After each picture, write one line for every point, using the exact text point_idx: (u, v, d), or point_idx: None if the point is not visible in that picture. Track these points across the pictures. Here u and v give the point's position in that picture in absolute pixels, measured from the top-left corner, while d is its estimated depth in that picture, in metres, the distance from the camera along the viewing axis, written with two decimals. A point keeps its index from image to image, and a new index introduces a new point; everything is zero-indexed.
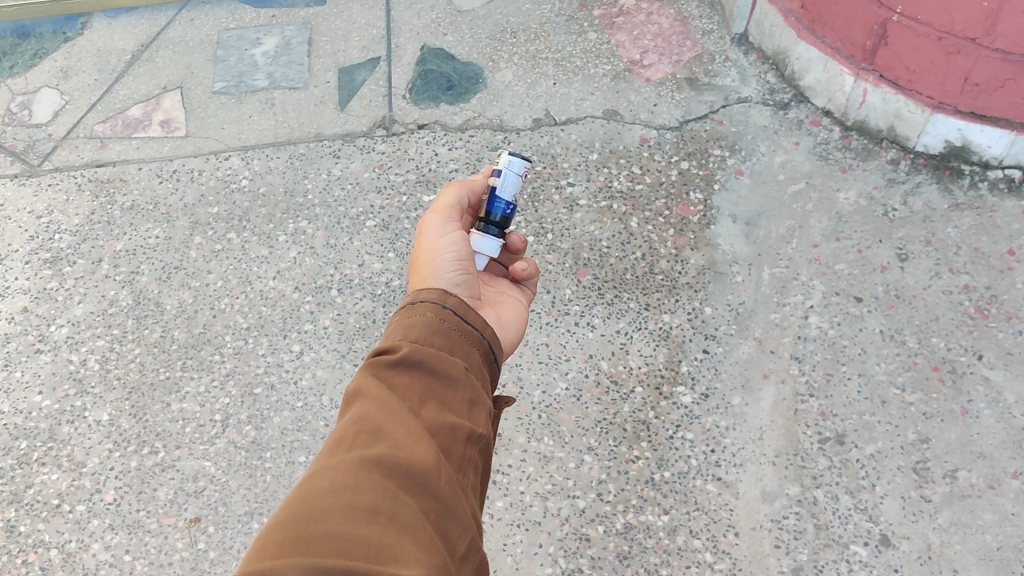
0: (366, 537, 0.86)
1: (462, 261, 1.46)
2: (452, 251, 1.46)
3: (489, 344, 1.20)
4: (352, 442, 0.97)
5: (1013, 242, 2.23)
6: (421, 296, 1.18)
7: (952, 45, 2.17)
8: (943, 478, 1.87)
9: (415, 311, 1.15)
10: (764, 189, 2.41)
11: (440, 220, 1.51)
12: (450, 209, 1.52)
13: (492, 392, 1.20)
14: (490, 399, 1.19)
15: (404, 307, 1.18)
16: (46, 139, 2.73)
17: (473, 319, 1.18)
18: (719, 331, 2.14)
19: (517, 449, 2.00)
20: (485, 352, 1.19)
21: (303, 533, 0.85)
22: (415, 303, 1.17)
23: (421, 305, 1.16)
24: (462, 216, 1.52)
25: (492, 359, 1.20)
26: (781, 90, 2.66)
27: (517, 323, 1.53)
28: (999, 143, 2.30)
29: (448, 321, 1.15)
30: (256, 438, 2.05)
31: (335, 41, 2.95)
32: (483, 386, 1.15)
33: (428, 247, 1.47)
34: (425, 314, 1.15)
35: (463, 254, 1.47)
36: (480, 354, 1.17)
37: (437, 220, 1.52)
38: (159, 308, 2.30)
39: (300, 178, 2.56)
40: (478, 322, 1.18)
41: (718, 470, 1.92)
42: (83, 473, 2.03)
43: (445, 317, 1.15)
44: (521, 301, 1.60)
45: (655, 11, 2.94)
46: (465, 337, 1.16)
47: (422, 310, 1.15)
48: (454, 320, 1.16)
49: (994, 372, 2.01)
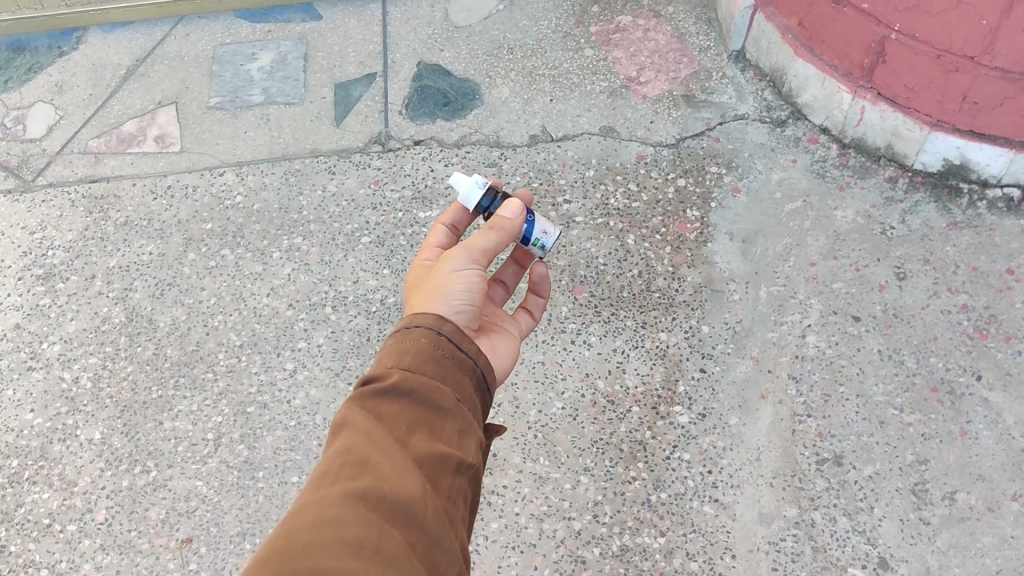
0: (351, 571, 0.84)
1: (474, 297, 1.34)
2: (471, 281, 1.33)
3: (483, 372, 1.17)
4: (337, 475, 0.95)
5: (1011, 261, 2.23)
6: (416, 323, 1.15)
7: (950, 63, 2.17)
8: (942, 501, 1.85)
9: (409, 338, 1.12)
10: (760, 207, 2.40)
11: (463, 247, 1.37)
12: (476, 241, 1.38)
13: (483, 420, 1.18)
14: (481, 426, 1.17)
15: (398, 332, 1.15)
16: (40, 154, 2.72)
17: (467, 346, 1.15)
18: (716, 349, 2.13)
19: (512, 470, 1.98)
20: (479, 380, 1.16)
21: (285, 568, 0.83)
22: (409, 328, 1.14)
23: (415, 331, 1.13)
24: (485, 251, 1.40)
25: (486, 388, 1.18)
26: (778, 107, 2.65)
27: (510, 352, 1.45)
28: (998, 161, 2.30)
29: (442, 349, 1.12)
30: (249, 458, 2.03)
31: (331, 57, 2.95)
32: (475, 416, 1.12)
33: (442, 274, 1.34)
34: (420, 340, 1.12)
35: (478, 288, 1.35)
36: (473, 383, 1.15)
37: (460, 245, 1.38)
38: (152, 325, 2.28)
39: (295, 194, 2.55)
40: (472, 350, 1.16)
41: (715, 491, 1.90)
42: (73, 492, 2.00)
43: (440, 344, 1.12)
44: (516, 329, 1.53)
45: (651, 27, 2.95)
46: (459, 365, 1.13)
47: (416, 337, 1.12)
48: (448, 348, 1.13)
49: (993, 394, 2.00)
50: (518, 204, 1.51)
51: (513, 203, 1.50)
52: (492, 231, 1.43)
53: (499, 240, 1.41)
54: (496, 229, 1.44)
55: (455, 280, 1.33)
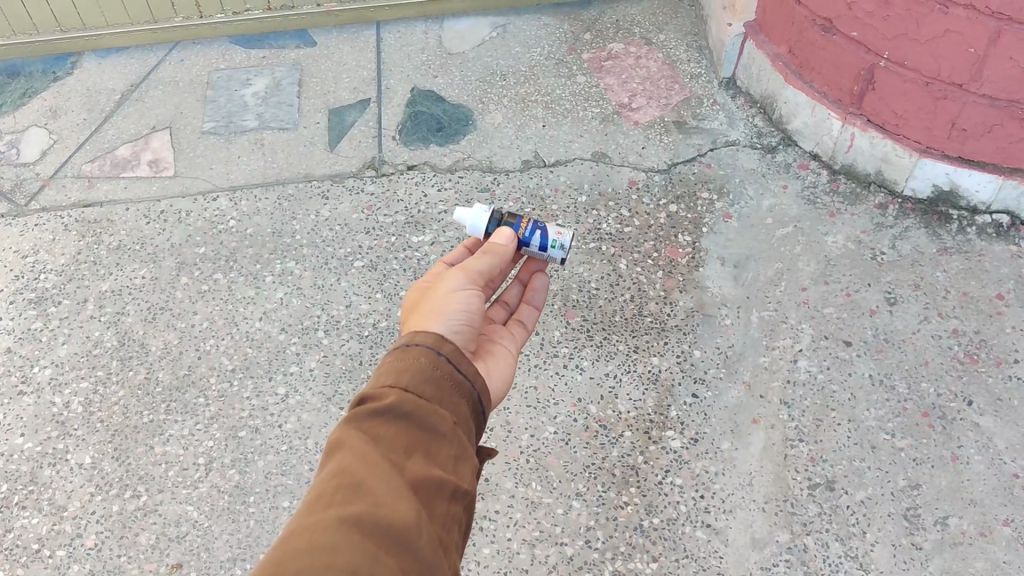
0: None
1: (473, 317, 1.35)
2: (468, 300, 1.35)
3: (479, 395, 1.17)
4: (330, 498, 0.95)
5: (1001, 287, 2.24)
6: (414, 342, 1.15)
7: (939, 91, 2.19)
8: (934, 526, 1.85)
9: (409, 356, 1.12)
10: (752, 232, 2.42)
11: (460, 270, 1.41)
12: (472, 264, 1.43)
13: (476, 443, 1.18)
14: (475, 448, 1.17)
15: (396, 350, 1.15)
16: (33, 179, 2.73)
17: (465, 368, 1.16)
18: (707, 374, 2.13)
19: (504, 495, 1.97)
20: (474, 403, 1.17)
21: None
22: (408, 347, 1.14)
23: (414, 351, 1.13)
24: (480, 274, 1.43)
25: (481, 411, 1.18)
26: (769, 134, 2.67)
27: (505, 376, 1.44)
28: (988, 188, 2.32)
29: (440, 370, 1.12)
30: (240, 483, 2.02)
31: (325, 83, 2.96)
32: (470, 439, 1.13)
33: (443, 289, 1.35)
34: (418, 360, 1.12)
35: (476, 308, 1.35)
36: (468, 405, 1.15)
37: (458, 269, 1.42)
38: (144, 349, 2.28)
39: (288, 219, 2.55)
40: (470, 372, 1.16)
41: (708, 517, 1.90)
42: (63, 517, 1.99)
43: (438, 365, 1.13)
44: (511, 351, 1.52)
45: (643, 55, 2.97)
46: (456, 387, 1.13)
47: (415, 355, 1.12)
48: (446, 369, 1.13)
49: (984, 419, 2.00)
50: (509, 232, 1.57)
51: (507, 232, 1.56)
52: (489, 255, 1.47)
53: (495, 262, 1.46)
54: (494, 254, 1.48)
55: (454, 293, 1.34)
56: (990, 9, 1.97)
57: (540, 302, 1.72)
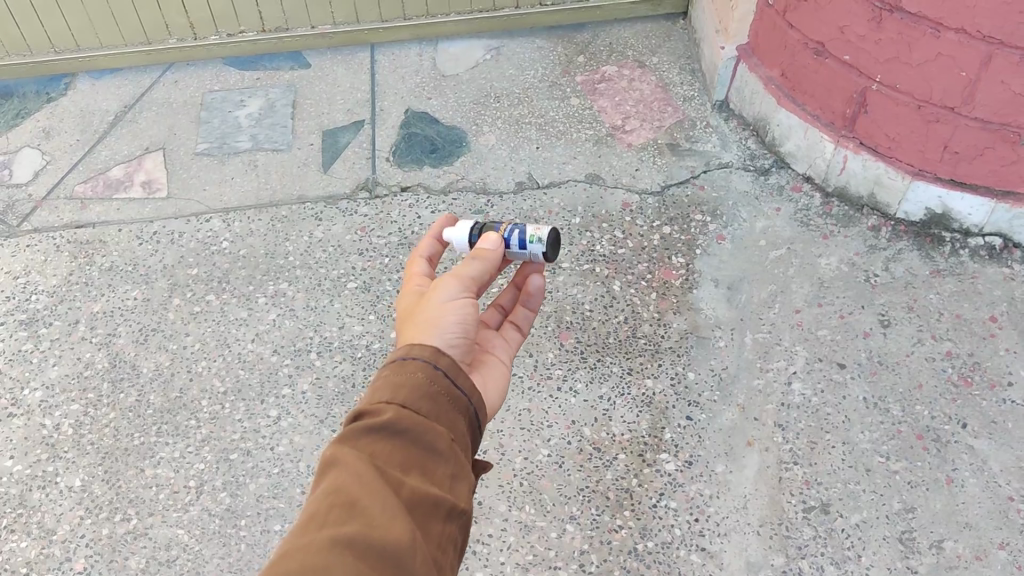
0: None
1: (465, 329, 1.32)
2: (460, 313, 1.32)
3: (476, 410, 1.16)
4: (324, 518, 0.94)
5: (994, 309, 2.24)
6: (412, 356, 1.15)
7: (932, 114, 2.20)
8: (929, 549, 1.84)
9: (405, 371, 1.12)
10: (745, 254, 2.42)
11: (452, 277, 1.37)
12: (465, 271, 1.38)
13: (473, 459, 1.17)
14: (473, 463, 1.17)
15: (393, 364, 1.14)
16: (25, 200, 2.72)
17: (462, 383, 1.15)
18: (702, 397, 2.12)
19: (497, 518, 1.95)
20: (471, 418, 1.16)
21: None
22: (405, 361, 1.14)
23: (411, 365, 1.12)
24: (474, 279, 1.39)
25: (478, 426, 1.17)
26: (761, 156, 2.68)
27: (500, 382, 1.44)
28: (980, 210, 2.33)
29: (437, 385, 1.11)
30: (232, 506, 2.00)
31: (319, 105, 2.97)
32: (467, 456, 1.12)
33: (435, 303, 1.32)
34: (415, 374, 1.11)
35: (468, 320, 1.32)
36: (465, 420, 1.14)
37: (448, 276, 1.38)
38: (136, 370, 2.26)
39: (281, 240, 2.55)
40: (467, 386, 1.15)
41: (702, 540, 1.89)
42: (52, 541, 1.97)
43: (435, 379, 1.12)
44: (506, 358, 1.50)
45: (636, 77, 2.99)
46: (453, 403, 1.12)
47: (412, 370, 1.12)
48: (443, 384, 1.12)
49: (978, 442, 2.00)
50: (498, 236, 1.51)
51: (493, 236, 1.50)
52: (476, 259, 1.42)
53: (485, 267, 1.40)
54: (479, 259, 1.42)
55: (444, 305, 1.31)
56: (981, 33, 1.98)
57: (537, 305, 1.65)
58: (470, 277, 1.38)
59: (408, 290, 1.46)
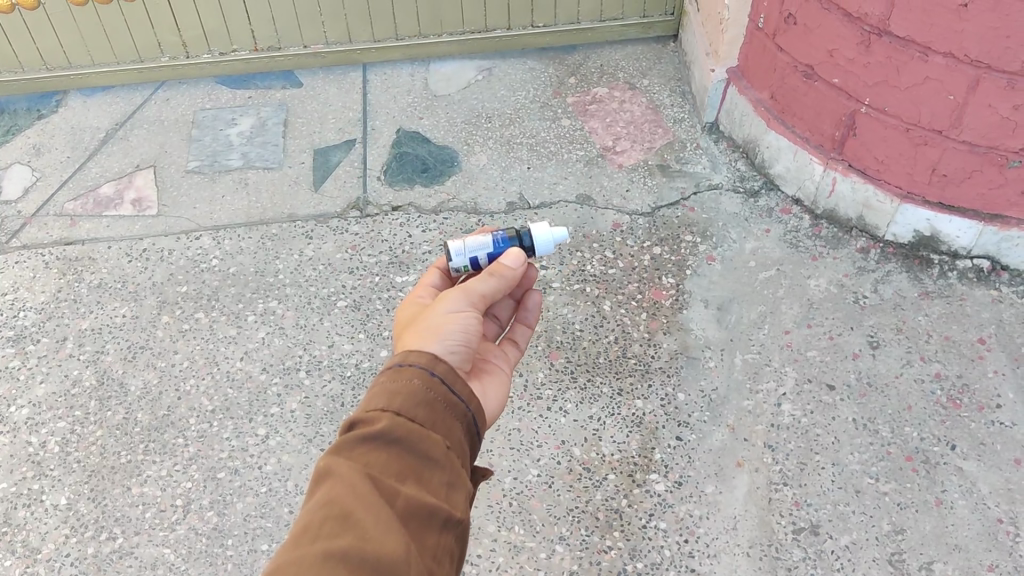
0: None
1: (467, 339, 1.31)
2: (462, 325, 1.31)
3: (474, 417, 1.16)
4: (318, 530, 0.93)
5: (982, 331, 2.25)
6: (409, 362, 1.14)
7: (920, 136, 2.22)
8: (919, 571, 1.84)
9: (402, 378, 1.11)
10: (735, 275, 2.43)
11: (459, 292, 1.37)
12: (473, 285, 1.38)
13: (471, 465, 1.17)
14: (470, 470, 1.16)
15: (391, 371, 1.13)
16: (15, 217, 2.71)
17: (459, 389, 1.14)
18: (692, 417, 2.12)
19: (486, 539, 1.94)
20: (468, 425, 1.15)
21: None
22: (401, 367, 1.13)
23: (408, 372, 1.12)
24: (483, 296, 1.39)
25: (475, 432, 1.17)
26: (751, 178, 2.70)
27: (498, 395, 1.42)
28: (967, 233, 2.34)
29: (434, 392, 1.11)
30: (219, 525, 1.99)
31: (311, 123, 2.97)
32: (463, 463, 1.11)
33: (436, 317, 1.31)
34: (412, 381, 1.11)
35: (471, 332, 1.32)
36: (463, 428, 1.14)
37: (456, 290, 1.38)
38: (123, 389, 2.25)
39: (271, 258, 2.55)
40: (464, 393, 1.15)
41: (692, 561, 1.88)
42: (36, 560, 1.95)
43: (432, 387, 1.11)
44: (508, 371, 1.49)
45: (627, 99, 3.00)
46: (450, 409, 1.12)
47: (409, 376, 1.11)
48: (440, 391, 1.11)
49: (967, 463, 2.00)
50: (519, 251, 1.46)
51: (513, 250, 1.45)
52: (491, 275, 1.42)
53: (498, 286, 1.40)
54: (496, 275, 1.42)
55: (448, 318, 1.31)
56: (969, 57, 2.00)
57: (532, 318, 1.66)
58: (477, 292, 1.38)
59: (415, 302, 1.47)
